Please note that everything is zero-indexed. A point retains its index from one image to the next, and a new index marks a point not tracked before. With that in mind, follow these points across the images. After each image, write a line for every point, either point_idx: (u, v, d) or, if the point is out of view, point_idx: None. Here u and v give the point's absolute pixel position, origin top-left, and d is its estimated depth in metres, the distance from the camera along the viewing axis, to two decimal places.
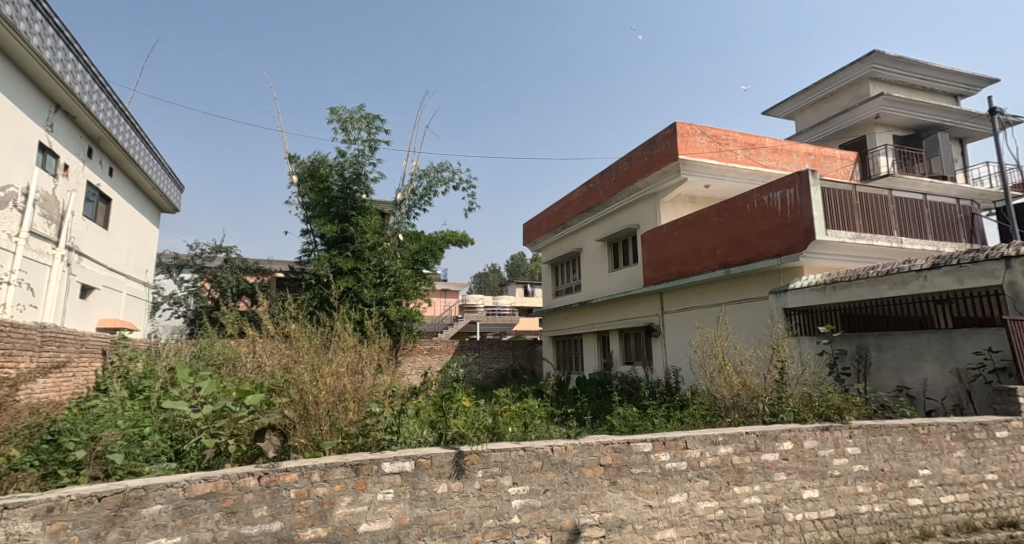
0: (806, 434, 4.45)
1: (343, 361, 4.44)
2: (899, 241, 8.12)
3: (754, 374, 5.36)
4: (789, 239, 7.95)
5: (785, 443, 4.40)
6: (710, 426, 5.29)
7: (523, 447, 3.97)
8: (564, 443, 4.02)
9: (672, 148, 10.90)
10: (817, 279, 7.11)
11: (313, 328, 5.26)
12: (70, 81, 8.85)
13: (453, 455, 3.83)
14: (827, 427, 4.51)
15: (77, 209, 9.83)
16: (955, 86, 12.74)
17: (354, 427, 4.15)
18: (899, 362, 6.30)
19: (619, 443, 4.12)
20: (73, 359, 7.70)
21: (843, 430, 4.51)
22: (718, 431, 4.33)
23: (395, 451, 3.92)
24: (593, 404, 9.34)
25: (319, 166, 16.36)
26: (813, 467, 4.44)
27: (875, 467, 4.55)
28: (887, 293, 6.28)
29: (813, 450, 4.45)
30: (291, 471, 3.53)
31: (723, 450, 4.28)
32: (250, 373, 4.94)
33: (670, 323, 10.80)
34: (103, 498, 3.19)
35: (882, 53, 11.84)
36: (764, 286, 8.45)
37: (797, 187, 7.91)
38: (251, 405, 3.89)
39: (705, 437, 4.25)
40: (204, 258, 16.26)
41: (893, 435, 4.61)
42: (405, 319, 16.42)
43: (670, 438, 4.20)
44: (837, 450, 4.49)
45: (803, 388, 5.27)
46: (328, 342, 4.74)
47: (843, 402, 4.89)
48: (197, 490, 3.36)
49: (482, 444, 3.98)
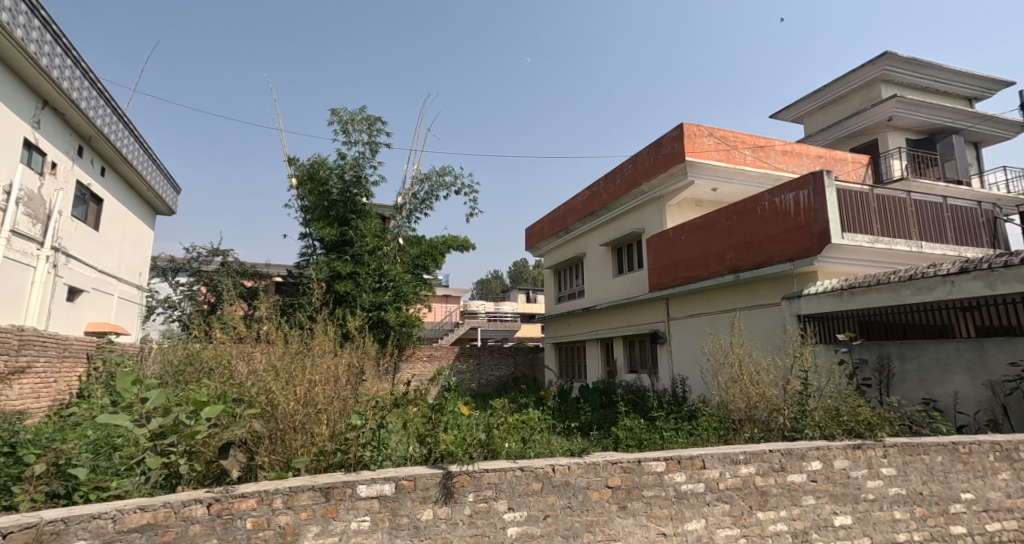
0: (836, 453, 4.08)
1: (322, 371, 4.10)
2: (919, 246, 7.74)
3: (774, 386, 4.98)
4: (802, 242, 7.60)
5: (813, 463, 4.03)
6: (725, 441, 4.91)
7: (520, 467, 3.60)
8: (566, 463, 3.65)
9: (679, 149, 10.58)
10: (834, 284, 6.75)
11: (298, 335, 4.92)
12: (58, 76, 8.54)
13: (441, 477, 3.48)
14: (859, 445, 4.14)
15: (65, 208, 9.54)
16: (969, 89, 12.35)
17: (331, 443, 3.82)
18: (924, 373, 5.92)
19: (629, 462, 3.76)
20: (54, 364, 7.37)
21: (876, 449, 4.15)
22: (738, 449, 3.97)
23: (376, 471, 3.57)
24: (596, 415, 8.97)
25: (318, 169, 16.07)
26: (845, 490, 4.07)
27: (912, 491, 4.18)
28: (910, 299, 5.90)
29: (844, 471, 4.08)
30: (248, 498, 3.18)
31: (745, 471, 3.91)
32: (229, 380, 4.59)
33: (677, 330, 10.41)
34: (10, 534, 2.79)
35: (895, 55, 11.49)
36: (777, 292, 8.09)
37: (811, 188, 7.57)
38: (211, 418, 3.53)
39: (724, 456, 3.89)
40: (201, 261, 16.00)
41: (931, 454, 4.23)
42: (405, 324, 16.10)
43: (686, 457, 3.83)
44: (870, 471, 4.13)
45: (826, 400, 4.89)
46: (307, 349, 4.41)
47: (874, 417, 4.51)
48: (131, 522, 3.01)
49: (474, 463, 3.63)
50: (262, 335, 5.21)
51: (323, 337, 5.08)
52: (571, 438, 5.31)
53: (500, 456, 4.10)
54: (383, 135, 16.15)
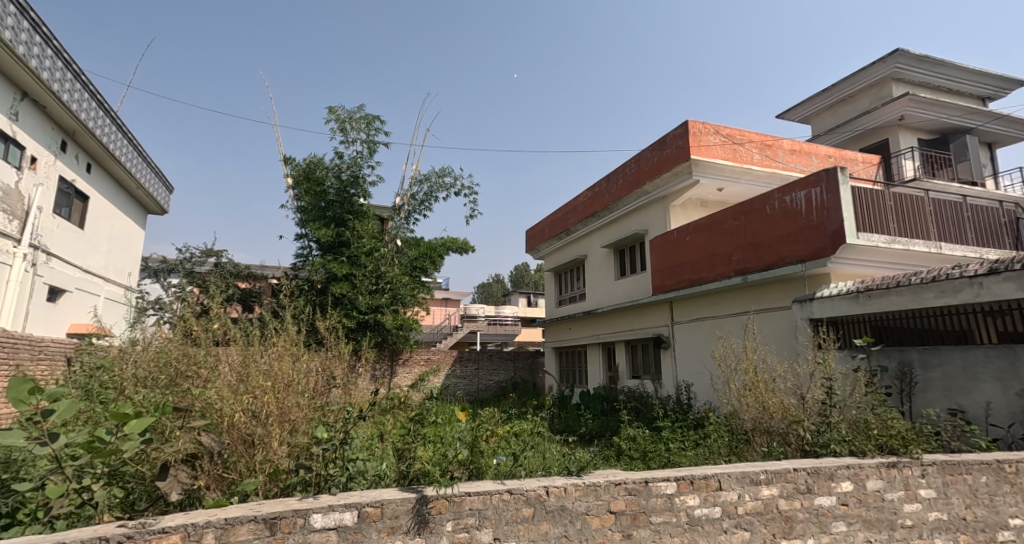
0: (869, 472, 3.73)
1: (280, 383, 3.79)
2: (939, 247, 7.34)
3: (792, 395, 4.59)
4: (814, 243, 7.23)
5: (843, 484, 3.67)
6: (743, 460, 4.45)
7: (508, 490, 3.22)
8: (562, 484, 3.28)
9: (684, 148, 10.21)
10: (848, 287, 6.38)
11: (273, 339, 4.53)
12: (37, 66, 8.22)
13: (414, 502, 3.10)
14: (895, 464, 3.78)
15: (45, 205, 9.25)
16: (983, 88, 11.90)
17: (290, 461, 3.50)
18: (949, 382, 5.54)
19: (634, 483, 3.38)
20: (28, 367, 7.02)
21: (914, 468, 3.80)
22: (759, 467, 3.60)
23: (338, 495, 3.19)
24: (598, 423, 8.59)
25: (315, 169, 15.68)
26: (879, 515, 3.71)
27: (955, 516, 3.83)
28: (933, 302, 5.52)
29: (879, 492, 3.73)
30: (171, 534, 2.75)
31: (767, 492, 3.54)
32: (196, 384, 4.21)
33: (681, 335, 10.03)
34: None
35: (906, 52, 11.08)
36: (787, 295, 7.73)
37: (823, 186, 7.19)
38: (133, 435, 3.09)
39: (743, 476, 3.52)
40: (194, 262, 15.68)
41: (975, 474, 3.90)
42: (402, 327, 15.70)
43: (700, 477, 3.46)
44: (908, 493, 3.77)
45: (852, 411, 4.48)
46: (269, 359, 4.05)
47: (908, 431, 4.12)
48: None
49: (453, 485, 3.25)
50: (232, 340, 4.80)
51: (297, 344, 4.68)
52: (568, 452, 4.89)
53: (485, 475, 3.71)
54: (380, 135, 15.81)
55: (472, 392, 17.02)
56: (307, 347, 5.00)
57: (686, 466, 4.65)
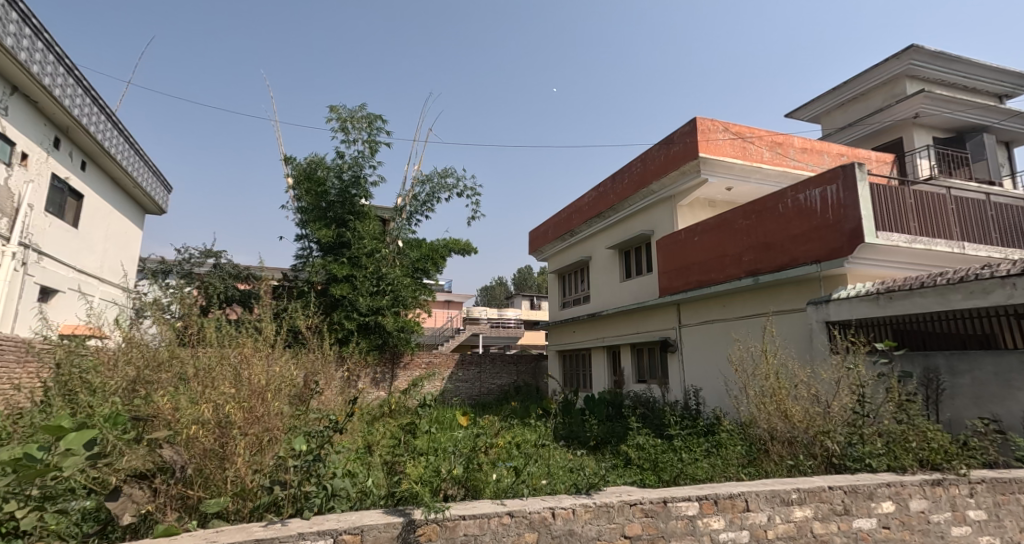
0: (911, 491, 3.56)
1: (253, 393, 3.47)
2: (962, 247, 7.02)
3: (817, 403, 4.33)
4: (830, 242, 6.92)
5: (884, 505, 3.49)
6: (763, 477, 4.14)
7: (507, 513, 2.97)
8: (569, 506, 3.04)
9: (692, 145, 9.92)
10: (868, 288, 6.09)
11: (254, 351, 4.23)
12: (27, 59, 8.01)
13: (400, 527, 2.83)
14: (939, 482, 3.63)
15: (37, 203, 9.03)
16: (1000, 85, 11.54)
17: (260, 479, 3.26)
18: (980, 389, 5.18)
19: (651, 505, 3.15)
20: (12, 370, 6.76)
21: (961, 487, 3.65)
22: (790, 486, 3.39)
23: (304, 523, 2.89)
24: (604, 429, 8.29)
25: (316, 169, 15.43)
26: (924, 538, 3.54)
27: (1007, 539, 3.70)
28: (960, 305, 5.22)
29: (923, 513, 3.56)
30: None
31: (800, 514, 3.34)
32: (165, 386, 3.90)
33: (689, 339, 9.74)
34: None
35: (921, 48, 10.73)
36: (801, 297, 7.44)
37: (840, 183, 6.88)
38: (72, 450, 2.80)
39: (773, 496, 3.31)
40: (193, 263, 15.46)
41: None
42: (404, 330, 15.37)
43: (725, 497, 3.25)
44: (955, 515, 3.62)
45: (884, 421, 4.26)
46: (239, 366, 3.70)
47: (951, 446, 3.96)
48: None
49: (445, 507, 2.97)
50: (205, 346, 4.45)
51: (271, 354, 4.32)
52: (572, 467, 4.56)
53: (482, 494, 3.47)
54: (382, 134, 15.57)
55: (473, 396, 16.70)
56: (287, 354, 4.65)
57: (702, 484, 4.24)
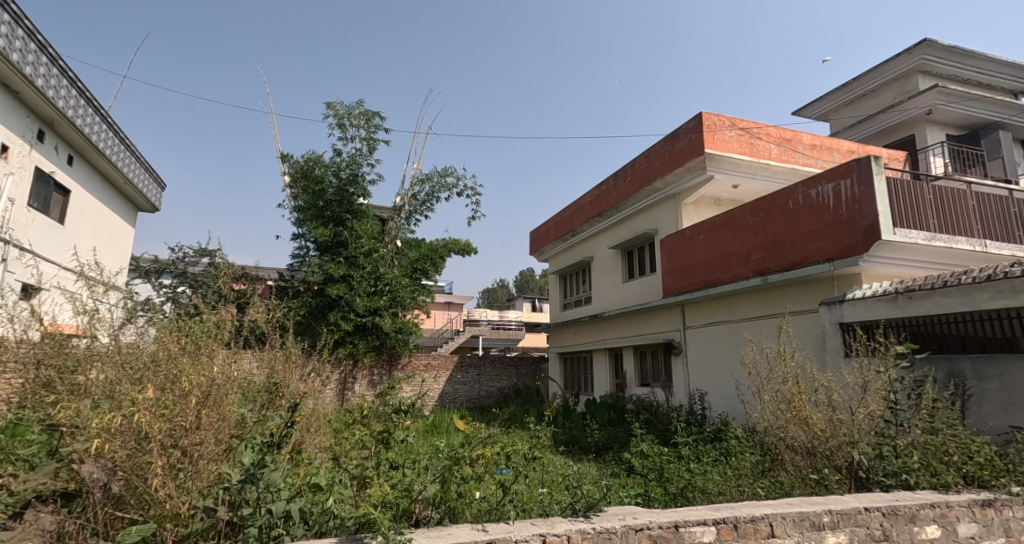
0: (959, 514, 3.26)
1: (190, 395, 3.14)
2: (983, 245, 6.68)
3: (841, 411, 3.99)
4: (844, 240, 6.58)
5: (928, 529, 3.19)
6: (783, 495, 3.74)
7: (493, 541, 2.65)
8: (564, 533, 2.72)
9: (698, 141, 9.58)
10: (886, 288, 5.77)
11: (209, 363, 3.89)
12: (5, 47, 8.06)
13: None
14: (989, 503, 3.33)
15: (18, 196, 9.12)
16: (1016, 81, 11.05)
17: (196, 503, 2.98)
18: (1010, 396, 4.81)
19: (662, 529, 2.84)
20: None
21: (1012, 507, 3.36)
22: (822, 507, 3.07)
23: None
24: (606, 435, 7.93)
25: (313, 167, 15.11)
26: None
27: None
28: (986, 305, 4.89)
29: (972, 538, 3.28)
30: None
31: (832, 541, 3.02)
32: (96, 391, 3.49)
33: (694, 341, 9.40)
34: None
35: (934, 42, 10.22)
36: (813, 298, 7.10)
37: (854, 177, 6.53)
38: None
39: (801, 520, 2.99)
40: (187, 262, 15.19)
41: None
42: (401, 331, 14.94)
43: (745, 521, 2.93)
44: (1007, 539, 3.34)
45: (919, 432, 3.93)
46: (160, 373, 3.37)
47: (998, 459, 3.65)
48: None
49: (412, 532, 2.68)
50: (171, 344, 4.10)
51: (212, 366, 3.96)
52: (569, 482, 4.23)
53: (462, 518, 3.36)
54: (380, 132, 15.25)
55: (472, 399, 16.34)
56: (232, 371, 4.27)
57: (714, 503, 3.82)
